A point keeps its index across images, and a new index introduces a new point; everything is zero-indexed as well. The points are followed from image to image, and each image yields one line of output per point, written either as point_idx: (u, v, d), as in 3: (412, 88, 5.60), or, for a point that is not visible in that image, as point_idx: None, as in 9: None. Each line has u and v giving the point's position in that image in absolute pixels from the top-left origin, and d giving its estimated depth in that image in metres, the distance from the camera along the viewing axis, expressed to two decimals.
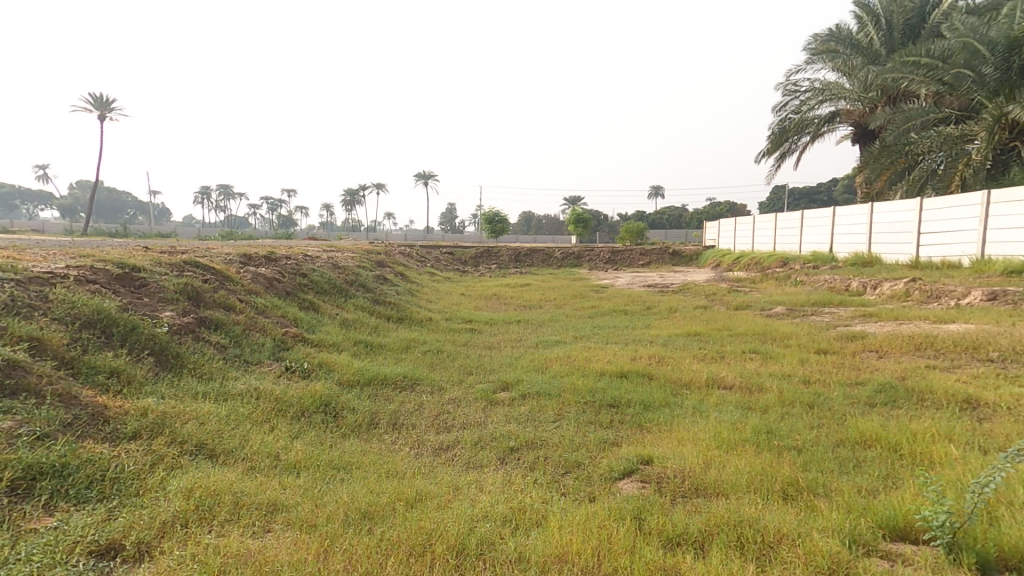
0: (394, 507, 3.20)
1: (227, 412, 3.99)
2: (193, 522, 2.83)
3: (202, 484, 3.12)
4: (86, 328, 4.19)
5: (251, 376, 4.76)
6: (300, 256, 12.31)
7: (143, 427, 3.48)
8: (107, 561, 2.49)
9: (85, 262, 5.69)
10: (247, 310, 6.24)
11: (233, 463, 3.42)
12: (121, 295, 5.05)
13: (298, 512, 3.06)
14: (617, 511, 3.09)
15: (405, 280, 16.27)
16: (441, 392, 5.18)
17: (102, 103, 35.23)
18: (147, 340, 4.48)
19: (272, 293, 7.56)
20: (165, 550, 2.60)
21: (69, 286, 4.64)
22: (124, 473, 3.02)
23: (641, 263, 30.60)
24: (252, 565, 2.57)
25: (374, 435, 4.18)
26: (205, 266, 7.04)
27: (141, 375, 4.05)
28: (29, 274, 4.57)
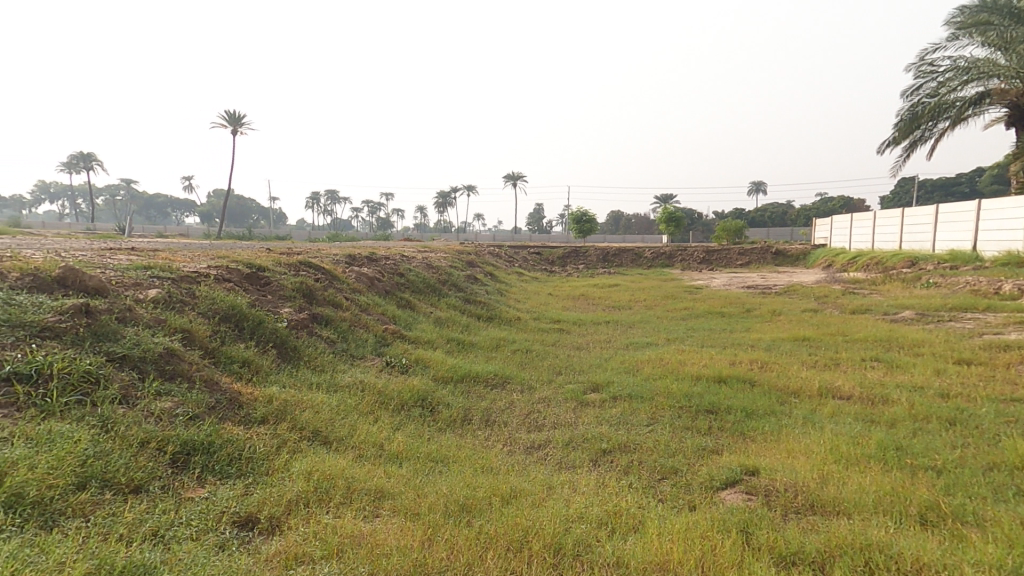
0: (491, 502, 3.29)
1: (337, 403, 4.29)
2: (314, 502, 3.10)
3: (319, 467, 3.38)
4: (223, 322, 4.71)
5: (357, 369, 5.10)
6: (398, 256, 13.21)
7: (270, 413, 3.82)
8: (247, 531, 2.81)
9: (223, 262, 6.45)
10: (352, 307, 6.71)
11: (344, 450, 3.67)
12: (249, 292, 5.63)
13: (402, 499, 3.23)
14: (720, 523, 2.95)
15: (491, 279, 16.70)
16: (531, 391, 5.24)
17: (236, 119, 39.25)
18: (271, 334, 4.93)
19: (373, 291, 8.09)
20: (292, 526, 2.89)
21: (211, 284, 5.25)
22: (256, 453, 3.34)
23: (737, 263, 29.28)
24: (366, 547, 2.77)
25: (469, 430, 4.32)
26: (316, 266, 7.67)
27: (267, 366, 4.45)
28: (182, 273, 5.24)
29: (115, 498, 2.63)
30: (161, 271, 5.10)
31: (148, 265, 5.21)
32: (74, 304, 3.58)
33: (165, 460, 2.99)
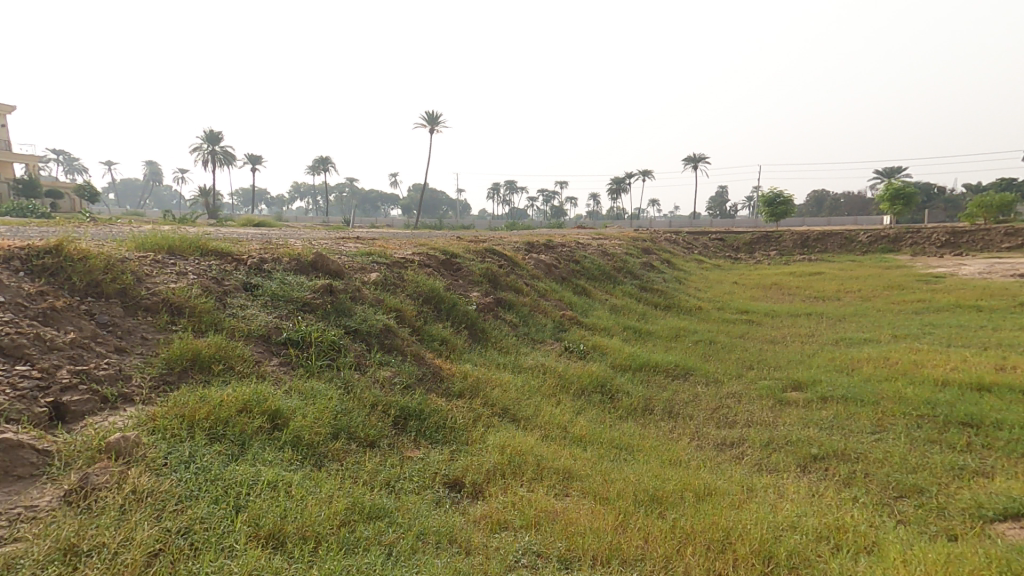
0: (682, 496, 3.15)
1: (522, 384, 4.61)
2: (508, 474, 3.34)
3: (510, 443, 3.62)
4: (427, 304, 5.62)
5: (539, 353, 5.58)
6: (573, 242, 14.41)
7: (466, 388, 4.24)
8: (457, 493, 3.23)
9: (424, 249, 7.75)
10: (531, 293, 7.34)
11: (531, 429, 3.93)
12: (445, 277, 6.61)
13: (590, 483, 3.26)
14: (1000, 562, 2.42)
15: (667, 268, 16.25)
16: (716, 385, 5.11)
17: (436, 120, 44.71)
18: (463, 316, 5.66)
19: (549, 277, 8.90)
20: (493, 493, 3.19)
21: (417, 268, 6.32)
22: (456, 426, 3.98)
23: (1000, 249, 24.57)
24: (561, 523, 2.87)
25: (651, 420, 4.30)
26: (499, 253, 8.74)
27: (461, 346, 5.13)
28: (394, 258, 6.42)
29: (358, 448, 3.34)
30: (380, 257, 6.31)
31: (370, 253, 6.44)
32: (322, 284, 4.73)
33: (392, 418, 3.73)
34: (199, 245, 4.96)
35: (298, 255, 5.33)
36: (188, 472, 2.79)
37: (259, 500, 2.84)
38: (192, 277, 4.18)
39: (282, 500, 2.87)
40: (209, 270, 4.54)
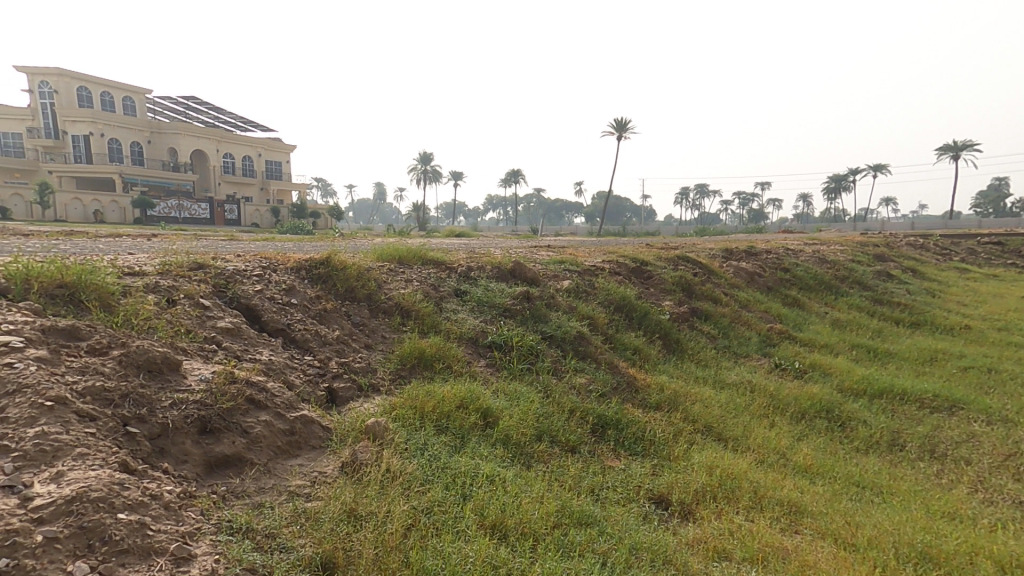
0: (970, 561, 2.85)
1: (728, 401, 4.92)
2: (722, 499, 3.27)
3: (719, 466, 3.58)
4: (618, 312, 6.32)
5: (748, 369, 6.17)
6: (784, 248, 14.65)
7: (663, 401, 4.64)
8: (662, 510, 3.23)
9: (613, 256, 8.86)
10: (728, 304, 8.14)
11: (742, 452, 4.00)
12: (636, 284, 7.54)
13: (827, 523, 3.09)
14: None
15: (918, 277, 15.22)
16: (1007, 424, 5.19)
17: (620, 125, 45.54)
18: (655, 325, 6.34)
19: (753, 286, 9.88)
20: (706, 516, 3.12)
21: (606, 277, 7.22)
22: (656, 438, 4.00)
23: None
24: (795, 563, 2.67)
25: (903, 458, 4.45)
26: (696, 261, 9.82)
27: (654, 356, 5.65)
28: (585, 267, 7.37)
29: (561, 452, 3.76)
30: (571, 266, 7.29)
31: (562, 261, 7.44)
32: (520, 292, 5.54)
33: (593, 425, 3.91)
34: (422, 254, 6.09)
35: (500, 263, 6.30)
36: (423, 457, 3.25)
37: (480, 491, 3.20)
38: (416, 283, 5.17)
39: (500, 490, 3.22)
40: (429, 277, 5.63)
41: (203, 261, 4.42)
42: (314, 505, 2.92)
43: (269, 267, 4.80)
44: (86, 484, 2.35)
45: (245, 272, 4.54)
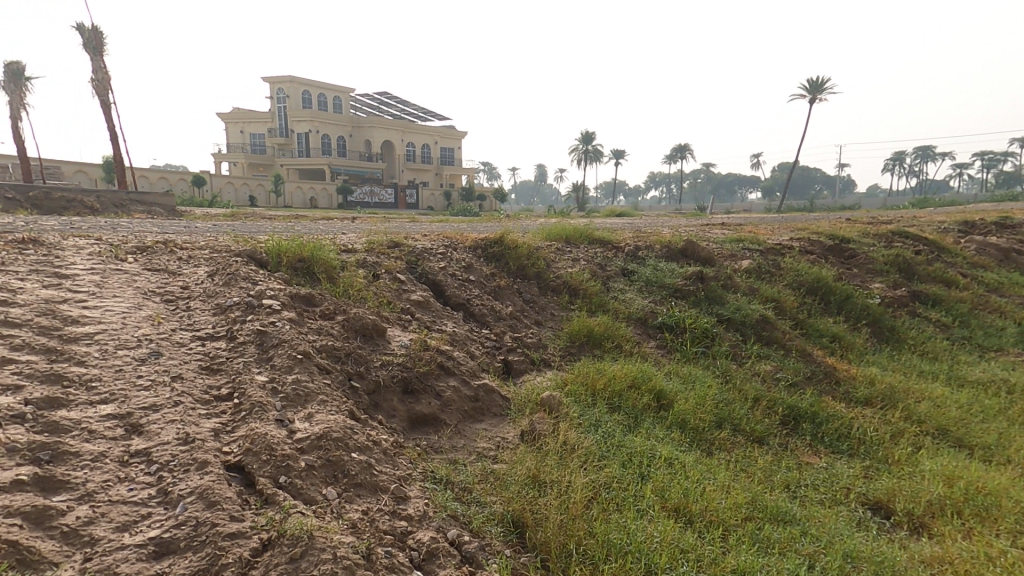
0: None
1: (967, 403, 4.90)
2: (966, 517, 3.13)
3: (963, 478, 3.48)
4: (815, 294, 7.01)
5: (1000, 364, 6.24)
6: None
7: (874, 397, 4.82)
8: (884, 517, 3.19)
9: (806, 235, 9.44)
10: (962, 287, 8.73)
11: (998, 464, 3.93)
12: (836, 264, 8.37)
13: None
14: None
15: None
16: None
17: (818, 83, 39.81)
18: (862, 310, 6.91)
19: (1002, 264, 10.69)
20: (948, 535, 2.96)
21: (798, 255, 7.95)
22: (867, 437, 4.10)
23: None
24: None
25: None
26: (915, 239, 10.62)
27: (860, 346, 6.06)
28: (771, 246, 8.24)
29: (747, 443, 3.72)
30: (752, 244, 8.14)
31: (738, 241, 8.25)
32: (693, 274, 6.04)
33: (780, 418, 4.26)
34: (594, 234, 7.02)
35: (672, 242, 7.05)
36: (598, 434, 3.46)
37: (659, 472, 3.23)
38: (583, 265, 5.87)
39: (681, 472, 3.27)
40: (596, 257, 6.41)
41: (398, 240, 5.48)
42: (498, 467, 3.32)
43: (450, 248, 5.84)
44: (329, 427, 3.10)
45: (431, 250, 5.45)
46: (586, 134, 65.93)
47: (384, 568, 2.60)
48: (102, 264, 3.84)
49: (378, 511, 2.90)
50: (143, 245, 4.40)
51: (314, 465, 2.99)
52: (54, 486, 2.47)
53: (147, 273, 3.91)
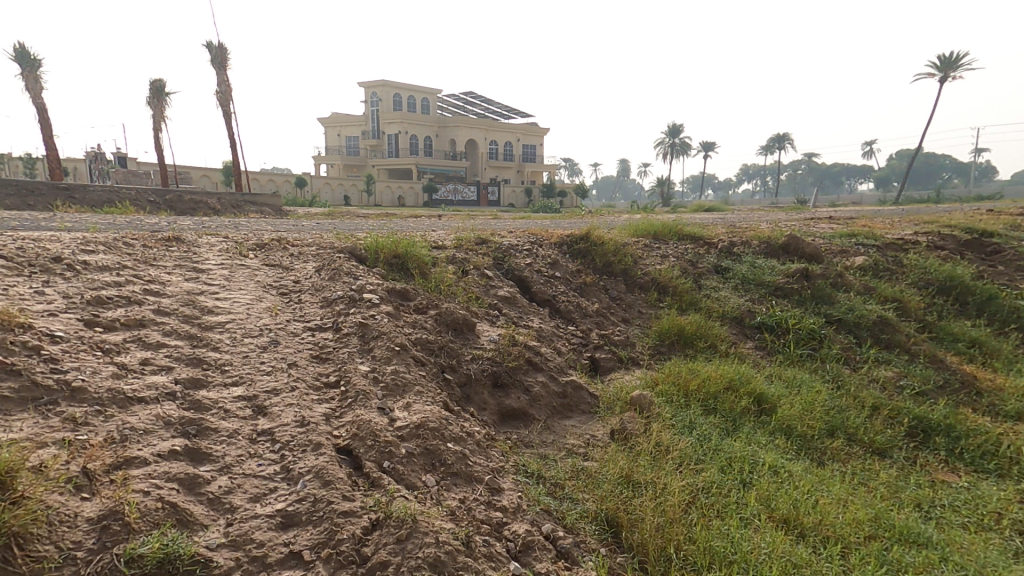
0: None
1: None
2: None
3: None
4: (940, 293, 7.60)
5: None
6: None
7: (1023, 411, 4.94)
8: None
9: (934, 231, 10.22)
10: None
11: None
12: (970, 261, 8.89)
13: None
14: None
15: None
16: None
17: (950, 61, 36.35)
18: (1007, 310, 7.34)
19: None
20: None
21: (919, 252, 8.66)
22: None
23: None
24: None
25: None
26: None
27: (1001, 350, 6.37)
28: (886, 243, 9.01)
29: (865, 454, 3.96)
30: (863, 241, 8.91)
31: (853, 237, 9.21)
32: (797, 272, 6.51)
33: (907, 429, 4.52)
34: (690, 231, 7.79)
35: (773, 238, 7.61)
36: (692, 436, 3.60)
37: (762, 480, 3.22)
38: (671, 263, 6.30)
39: (787, 482, 3.25)
40: (687, 254, 7.00)
41: (484, 237, 5.85)
42: (589, 465, 3.33)
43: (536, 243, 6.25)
44: (426, 417, 3.25)
45: (517, 247, 5.94)
46: (676, 133, 63.26)
47: (484, 557, 2.66)
48: (231, 260, 4.38)
49: (474, 500, 3.01)
50: (261, 242, 4.95)
51: (414, 453, 3.14)
52: (201, 457, 2.84)
53: (265, 268, 4.39)
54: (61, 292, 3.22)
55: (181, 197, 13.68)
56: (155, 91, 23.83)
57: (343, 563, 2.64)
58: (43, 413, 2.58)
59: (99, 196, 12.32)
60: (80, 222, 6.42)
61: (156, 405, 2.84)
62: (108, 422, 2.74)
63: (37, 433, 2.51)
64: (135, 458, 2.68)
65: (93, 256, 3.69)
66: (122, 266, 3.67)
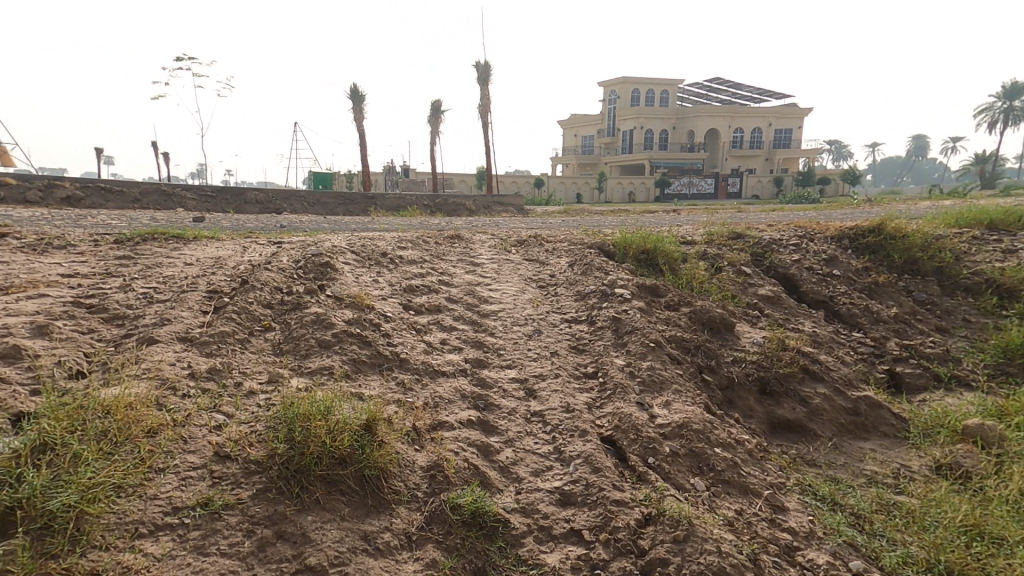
0: None
1: None
2: None
3: None
4: None
5: None
6: None
7: None
8: None
9: None
10: None
11: None
12: None
13: None
14: None
15: None
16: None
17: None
18: None
19: None
20: None
21: None
22: None
23: None
24: None
25: None
26: None
27: None
28: None
29: None
30: None
31: None
32: None
33: None
34: None
35: None
36: None
37: None
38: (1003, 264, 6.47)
39: None
40: None
41: (739, 233, 6.41)
42: (906, 502, 3.26)
43: (804, 237, 6.77)
44: (688, 418, 3.28)
45: (778, 243, 6.37)
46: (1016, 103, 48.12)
47: None
48: (498, 256, 5.18)
49: (753, 515, 2.88)
50: (519, 238, 5.70)
51: (678, 453, 3.13)
52: (489, 429, 3.30)
53: (525, 262, 5.08)
54: (388, 281, 4.35)
55: (447, 202, 15.58)
56: (433, 112, 26.78)
57: (622, 551, 2.71)
58: (386, 378, 3.36)
59: (393, 202, 14.21)
60: (391, 222, 8.54)
61: (455, 380, 3.38)
62: (424, 389, 3.39)
63: (385, 393, 3.30)
64: (445, 422, 3.28)
65: (404, 252, 4.82)
66: (422, 261, 4.70)
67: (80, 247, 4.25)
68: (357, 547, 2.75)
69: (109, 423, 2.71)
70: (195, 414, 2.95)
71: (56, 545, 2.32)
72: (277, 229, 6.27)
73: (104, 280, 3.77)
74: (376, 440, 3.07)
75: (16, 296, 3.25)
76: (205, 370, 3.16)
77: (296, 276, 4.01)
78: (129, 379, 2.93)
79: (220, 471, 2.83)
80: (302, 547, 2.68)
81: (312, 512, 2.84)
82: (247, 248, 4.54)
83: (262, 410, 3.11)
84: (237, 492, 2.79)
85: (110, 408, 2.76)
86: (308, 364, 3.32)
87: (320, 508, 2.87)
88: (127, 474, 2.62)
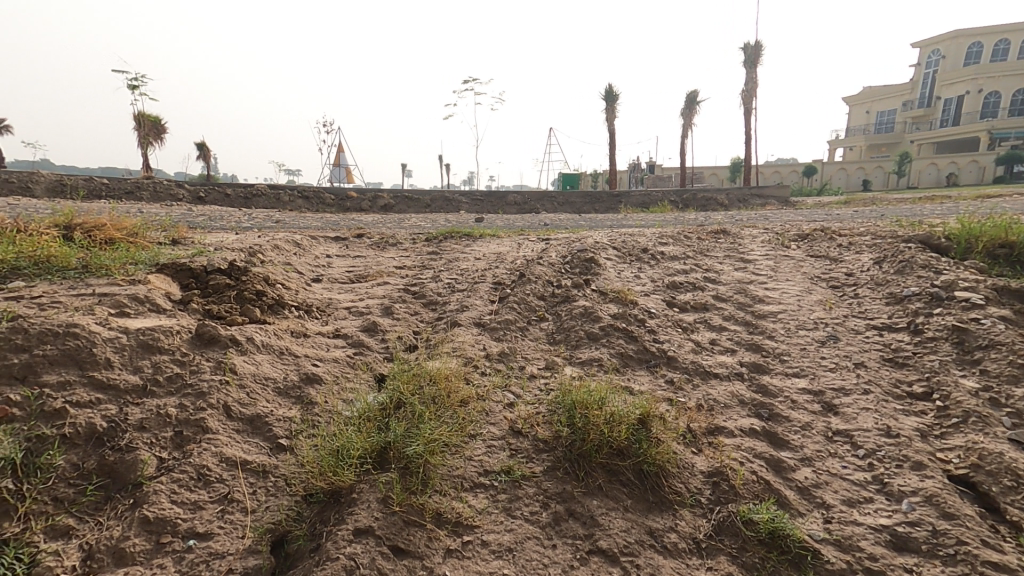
0: None
1: None
2: None
3: None
4: None
5: None
6: None
7: None
8: None
9: None
10: None
11: None
12: None
13: None
14: None
15: None
16: None
17: None
18: None
19: None
20: None
21: None
22: None
23: None
24: None
25: None
26: None
27: None
28: None
29: None
30: None
31: None
32: None
33: None
34: None
35: None
36: None
37: None
38: None
39: None
40: None
41: None
42: None
43: None
44: None
45: None
46: None
47: None
48: (774, 253, 5.29)
49: None
50: (803, 235, 5.77)
51: None
52: (779, 442, 3.06)
53: (811, 260, 5.11)
54: (650, 278, 4.60)
55: (695, 196, 16.48)
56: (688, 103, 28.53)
57: None
58: (654, 374, 3.48)
59: (637, 199, 15.95)
60: (646, 222, 9.36)
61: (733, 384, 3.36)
62: (695, 390, 3.41)
63: (654, 388, 3.39)
64: (724, 427, 3.15)
65: (665, 248, 5.26)
66: (686, 256, 5.06)
67: (404, 245, 6.17)
68: (645, 541, 2.67)
69: (437, 390, 3.32)
70: (492, 390, 3.45)
71: (413, 483, 2.81)
72: (542, 228, 7.96)
73: (421, 272, 5.08)
74: (652, 436, 3.06)
75: (373, 283, 4.84)
76: (497, 353, 3.73)
77: (564, 271, 4.53)
78: (445, 356, 3.64)
79: (515, 445, 3.15)
80: (592, 528, 2.72)
81: (596, 497, 2.87)
82: (521, 244, 5.54)
83: (543, 393, 3.46)
84: (530, 465, 3.04)
85: (434, 378, 3.41)
86: (579, 355, 3.67)
87: (602, 495, 2.89)
88: (453, 434, 3.11)
